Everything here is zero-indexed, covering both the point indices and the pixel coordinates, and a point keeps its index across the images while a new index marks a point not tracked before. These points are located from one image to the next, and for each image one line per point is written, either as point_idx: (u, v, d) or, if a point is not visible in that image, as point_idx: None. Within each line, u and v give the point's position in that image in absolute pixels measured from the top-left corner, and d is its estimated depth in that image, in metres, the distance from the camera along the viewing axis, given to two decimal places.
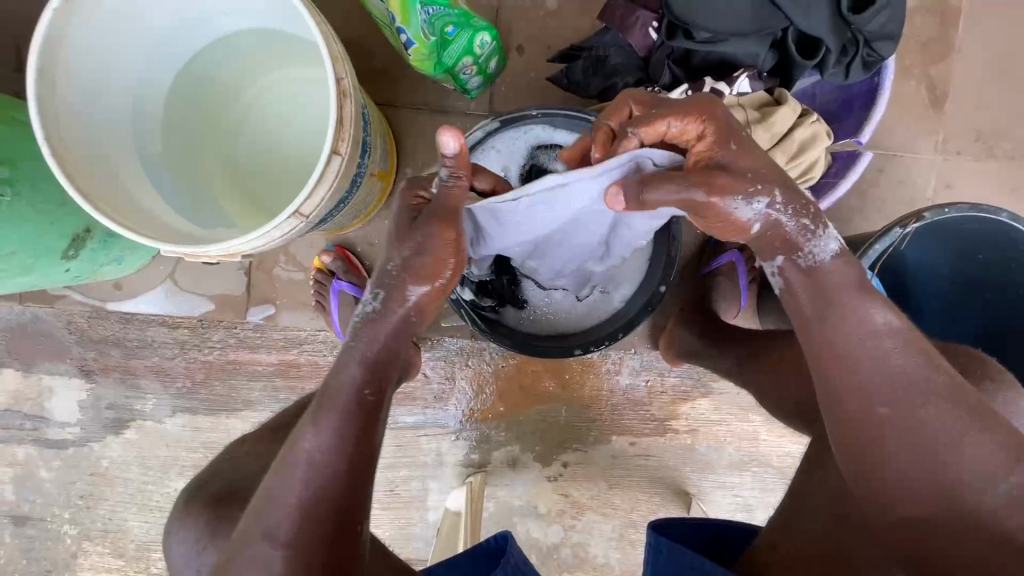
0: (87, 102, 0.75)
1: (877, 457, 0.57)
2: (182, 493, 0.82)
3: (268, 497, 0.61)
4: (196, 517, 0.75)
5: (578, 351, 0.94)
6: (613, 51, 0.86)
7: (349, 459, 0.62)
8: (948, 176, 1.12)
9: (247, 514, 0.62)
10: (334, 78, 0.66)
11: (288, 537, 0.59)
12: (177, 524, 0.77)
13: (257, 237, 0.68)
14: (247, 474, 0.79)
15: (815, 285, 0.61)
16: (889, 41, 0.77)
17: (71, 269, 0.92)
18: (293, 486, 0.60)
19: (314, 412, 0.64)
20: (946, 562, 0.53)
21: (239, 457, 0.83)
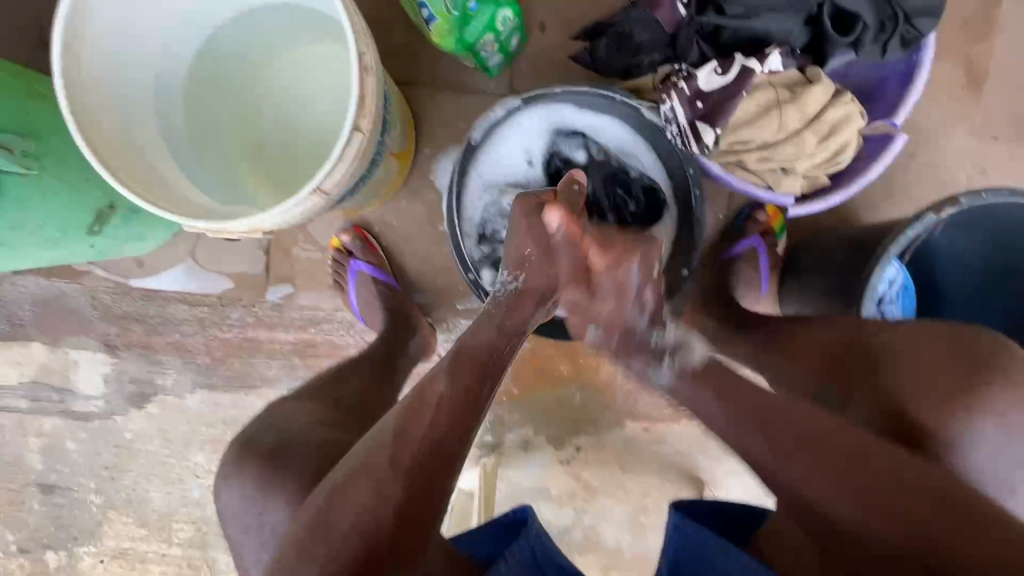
0: (110, 76, 0.74)
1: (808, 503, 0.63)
2: (233, 444, 0.80)
3: (381, 441, 0.62)
4: (250, 469, 0.74)
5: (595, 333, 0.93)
6: (639, 28, 0.81)
7: (465, 405, 0.66)
8: (983, 163, 1.08)
9: (355, 457, 0.63)
10: (356, 51, 0.65)
11: (386, 484, 0.58)
12: (229, 471, 0.76)
13: (279, 212, 0.68)
14: (297, 426, 0.79)
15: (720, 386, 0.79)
16: (930, 18, 0.75)
17: (96, 245, 0.93)
18: (415, 430, 0.63)
19: (451, 371, 0.69)
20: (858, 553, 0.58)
21: (273, 418, 0.82)
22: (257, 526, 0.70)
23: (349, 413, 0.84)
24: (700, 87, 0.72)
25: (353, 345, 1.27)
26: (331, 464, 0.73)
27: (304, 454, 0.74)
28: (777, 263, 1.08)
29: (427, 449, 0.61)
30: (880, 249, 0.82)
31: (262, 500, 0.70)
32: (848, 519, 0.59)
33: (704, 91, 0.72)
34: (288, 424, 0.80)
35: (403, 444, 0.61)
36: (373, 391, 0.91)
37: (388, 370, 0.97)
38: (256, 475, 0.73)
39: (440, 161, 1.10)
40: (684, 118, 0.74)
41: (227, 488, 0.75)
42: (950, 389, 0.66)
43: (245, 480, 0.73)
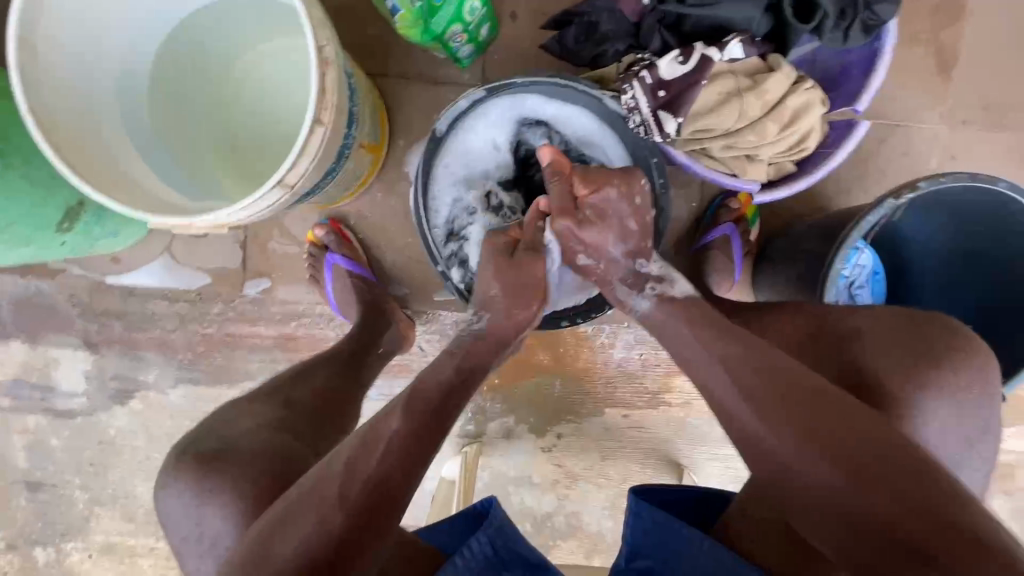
0: (73, 71, 0.74)
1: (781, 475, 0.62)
2: (172, 449, 0.79)
3: (330, 473, 0.64)
4: (188, 473, 0.74)
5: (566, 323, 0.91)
6: (605, 16, 0.81)
7: (413, 445, 0.67)
8: (952, 147, 1.10)
9: (301, 487, 0.64)
10: (313, 43, 0.65)
11: (330, 514, 0.60)
12: (170, 479, 0.75)
13: (242, 208, 0.68)
14: (239, 432, 0.78)
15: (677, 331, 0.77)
16: (890, 4, 0.75)
17: (68, 242, 0.93)
18: (366, 465, 0.63)
19: (406, 412, 0.70)
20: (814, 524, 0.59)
21: (230, 417, 0.82)
22: (196, 532, 0.72)
23: (301, 412, 0.84)
24: (661, 77, 0.72)
25: (334, 338, 1.28)
26: (271, 480, 0.72)
27: (244, 463, 0.74)
28: (751, 250, 1.09)
29: (371, 488, 0.62)
30: (842, 236, 0.82)
31: (198, 510, 0.72)
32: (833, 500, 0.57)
33: (666, 80, 0.72)
34: (232, 428, 0.79)
35: (350, 480, 0.62)
36: (335, 387, 0.91)
37: (356, 363, 0.97)
38: (194, 482, 0.73)
39: (413, 152, 1.10)
40: (646, 108, 0.73)
41: (166, 495, 0.75)
42: (907, 365, 0.68)
43: (182, 489, 0.73)
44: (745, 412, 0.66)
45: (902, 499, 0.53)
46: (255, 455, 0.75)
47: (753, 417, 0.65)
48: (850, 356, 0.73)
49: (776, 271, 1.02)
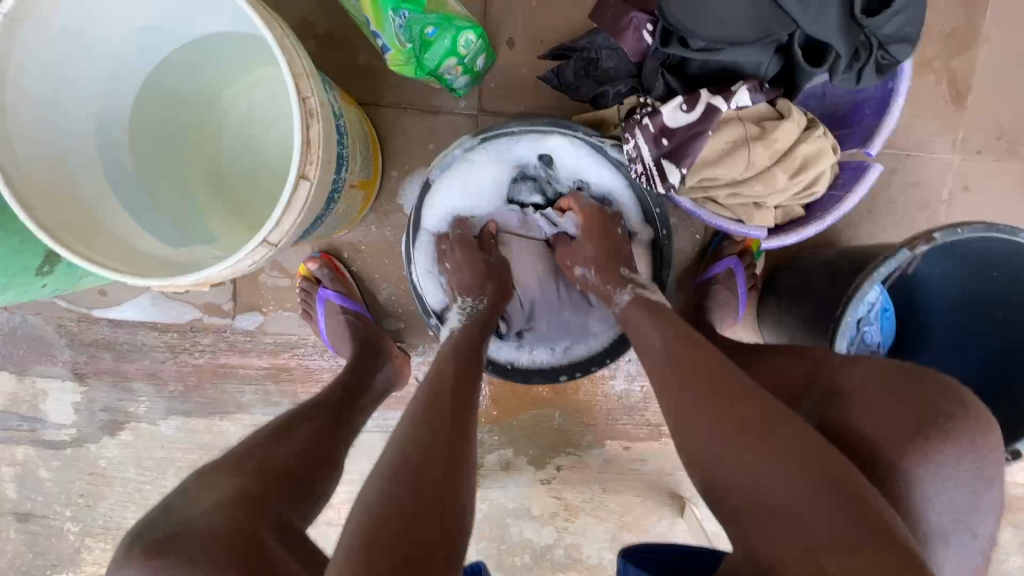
0: (49, 120, 0.69)
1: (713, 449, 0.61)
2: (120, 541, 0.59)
3: (408, 433, 0.63)
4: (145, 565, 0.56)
5: (563, 377, 0.90)
6: (606, 54, 0.79)
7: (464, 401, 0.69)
8: (965, 178, 1.06)
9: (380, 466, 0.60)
10: (297, 96, 0.61)
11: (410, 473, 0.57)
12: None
13: (224, 267, 0.65)
14: (203, 510, 0.60)
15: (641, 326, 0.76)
16: (907, 44, 0.71)
17: (48, 284, 0.90)
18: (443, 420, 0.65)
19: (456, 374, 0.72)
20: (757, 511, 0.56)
21: (189, 487, 0.65)
22: None
23: (282, 477, 0.68)
24: (665, 124, 0.68)
25: (328, 369, 1.25)
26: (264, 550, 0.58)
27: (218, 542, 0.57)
28: (755, 283, 1.06)
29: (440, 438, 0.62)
30: (853, 287, 0.77)
31: None
32: (783, 486, 0.55)
33: (669, 127, 0.68)
34: (191, 502, 0.62)
35: (429, 433, 0.63)
36: (324, 434, 0.78)
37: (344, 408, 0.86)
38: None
39: (408, 183, 1.06)
40: (648, 156, 0.71)
41: None
42: (909, 428, 0.59)
43: None
44: (690, 395, 0.65)
45: (837, 485, 0.54)
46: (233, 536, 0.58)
47: (699, 399, 0.64)
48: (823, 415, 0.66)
49: (781, 308, 0.98)
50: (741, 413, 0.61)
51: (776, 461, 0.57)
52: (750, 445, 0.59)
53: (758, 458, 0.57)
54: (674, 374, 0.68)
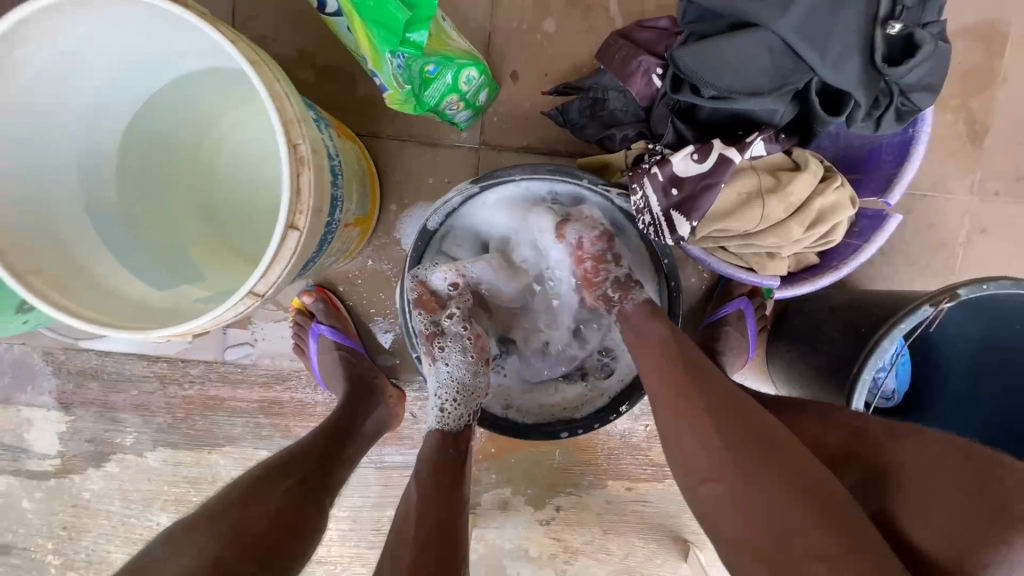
0: (29, 161, 0.66)
1: (710, 492, 0.62)
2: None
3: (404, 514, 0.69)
4: None
5: (564, 434, 0.83)
6: (613, 95, 0.77)
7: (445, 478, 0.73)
8: (983, 220, 1.02)
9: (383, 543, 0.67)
10: (286, 145, 0.58)
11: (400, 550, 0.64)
12: None
13: (208, 320, 0.61)
14: None
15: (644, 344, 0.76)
16: (929, 93, 0.67)
17: (30, 320, 0.86)
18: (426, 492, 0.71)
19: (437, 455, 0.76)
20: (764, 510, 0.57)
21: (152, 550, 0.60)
22: None
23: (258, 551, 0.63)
24: (675, 173, 0.65)
25: (321, 403, 1.21)
26: None
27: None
28: (766, 325, 1.04)
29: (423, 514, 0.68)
30: (873, 343, 0.74)
31: None
32: (779, 489, 0.58)
33: (679, 177, 0.65)
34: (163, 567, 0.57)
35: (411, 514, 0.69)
36: (302, 506, 0.72)
37: (325, 467, 0.80)
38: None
39: (407, 218, 1.03)
40: (656, 207, 0.66)
41: None
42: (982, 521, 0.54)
43: None
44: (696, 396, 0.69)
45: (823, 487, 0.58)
46: None
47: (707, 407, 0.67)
48: (876, 497, 0.62)
49: (793, 353, 0.94)
50: (731, 435, 0.63)
51: (766, 485, 0.59)
52: (746, 446, 0.62)
53: (756, 459, 0.61)
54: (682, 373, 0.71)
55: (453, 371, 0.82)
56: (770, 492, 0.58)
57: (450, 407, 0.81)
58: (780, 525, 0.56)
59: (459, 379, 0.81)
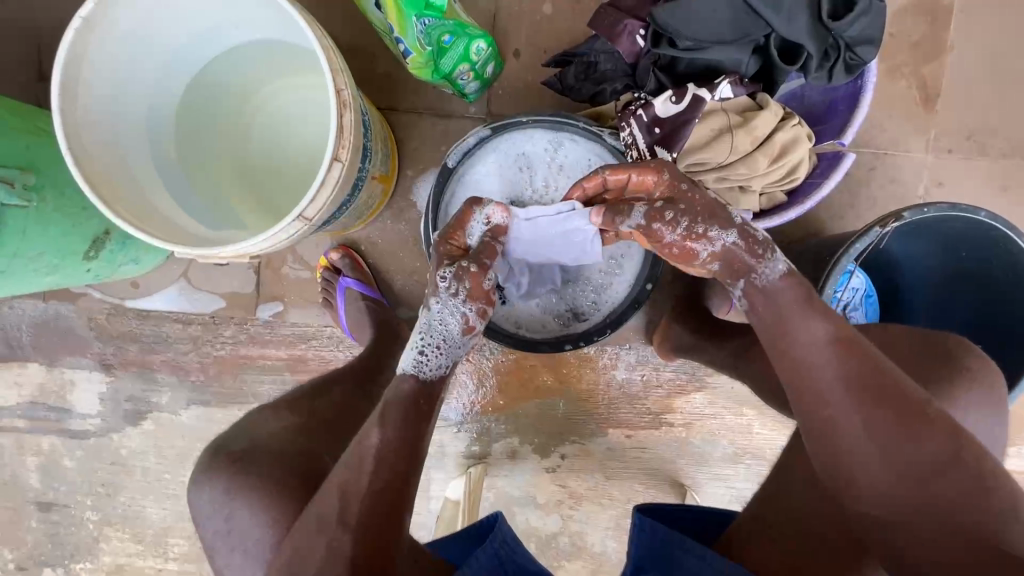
0: (111, 114, 0.79)
1: (842, 456, 0.62)
2: (201, 455, 0.89)
3: (351, 466, 0.71)
4: (219, 476, 0.82)
5: (568, 346, 0.95)
6: (604, 57, 0.89)
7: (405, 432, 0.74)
8: (939, 174, 1.14)
9: (333, 483, 0.71)
10: (332, 89, 0.70)
11: (350, 509, 0.68)
12: (199, 482, 0.84)
13: (264, 239, 0.73)
14: (262, 437, 0.87)
15: (763, 300, 0.71)
16: (871, 46, 0.79)
17: (92, 269, 0.97)
18: (386, 444, 0.72)
19: (394, 418, 0.74)
20: (873, 492, 0.61)
21: (248, 427, 0.90)
22: (221, 530, 0.80)
23: (318, 428, 0.90)
24: (657, 114, 0.78)
25: (342, 360, 1.32)
26: (285, 487, 0.80)
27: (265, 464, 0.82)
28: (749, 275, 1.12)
29: (380, 467, 0.70)
30: (832, 263, 0.85)
31: (226, 508, 0.80)
32: (900, 484, 0.60)
33: (660, 117, 0.79)
34: (254, 433, 0.88)
35: (369, 466, 0.70)
36: (351, 399, 0.96)
37: (371, 376, 1.01)
38: (221, 481, 0.82)
39: (421, 180, 1.15)
40: (642, 144, 0.79)
41: (196, 493, 0.83)
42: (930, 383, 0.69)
43: (211, 487, 0.82)
44: (835, 377, 0.64)
45: (958, 490, 0.58)
46: (275, 463, 0.83)
47: (845, 393, 0.63)
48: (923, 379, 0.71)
49: None
50: (873, 428, 0.61)
51: (893, 476, 0.60)
52: (887, 439, 0.60)
53: (892, 450, 0.60)
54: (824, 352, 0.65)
55: (445, 321, 0.77)
56: (913, 460, 0.59)
57: (429, 355, 0.78)
58: (918, 489, 0.59)
59: (445, 328, 0.77)
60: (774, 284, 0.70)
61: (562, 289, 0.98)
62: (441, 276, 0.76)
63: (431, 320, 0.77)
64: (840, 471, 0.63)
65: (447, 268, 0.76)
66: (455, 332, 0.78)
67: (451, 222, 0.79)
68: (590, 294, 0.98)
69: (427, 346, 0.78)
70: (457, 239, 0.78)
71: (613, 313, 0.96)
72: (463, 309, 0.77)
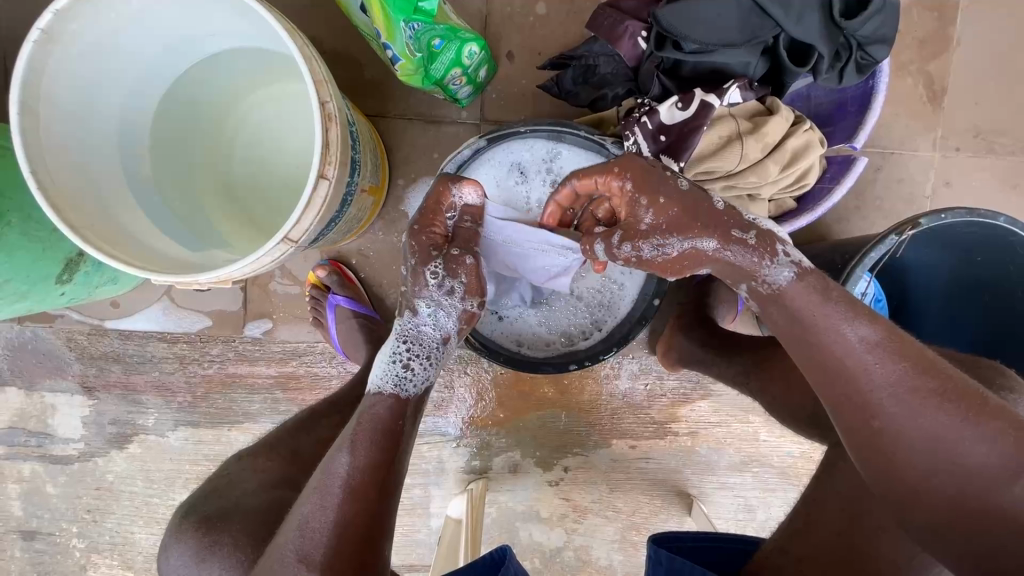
0: (79, 131, 0.73)
1: (890, 463, 0.57)
2: (179, 510, 0.83)
3: (317, 503, 0.65)
4: (190, 535, 0.77)
5: (573, 366, 0.91)
6: (603, 60, 0.85)
7: (371, 454, 0.68)
8: (947, 174, 1.11)
9: (294, 522, 0.66)
10: (317, 102, 0.66)
11: (309, 550, 0.63)
12: (173, 538, 0.79)
13: (248, 263, 0.68)
14: (240, 493, 0.82)
15: (781, 307, 0.63)
16: (884, 45, 0.75)
17: (66, 293, 0.92)
18: (348, 467, 0.67)
19: (356, 446, 0.69)
20: (928, 499, 0.56)
21: (236, 475, 0.86)
22: None
23: (304, 466, 0.88)
24: (662, 121, 0.76)
25: (336, 376, 1.27)
26: (262, 533, 0.75)
27: (240, 524, 0.77)
28: None
29: (348, 499, 0.65)
30: (847, 273, 0.81)
31: (199, 569, 0.74)
32: (962, 487, 0.54)
33: (666, 124, 0.76)
34: (237, 483, 0.84)
35: (327, 499, 0.65)
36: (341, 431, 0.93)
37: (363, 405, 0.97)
38: (195, 544, 0.76)
39: (413, 190, 1.10)
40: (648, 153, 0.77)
41: (167, 557, 0.78)
42: None
43: (184, 543, 0.76)
44: (881, 379, 0.57)
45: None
46: (257, 514, 0.78)
47: (891, 394, 0.56)
48: None
49: None
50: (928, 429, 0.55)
51: (953, 479, 0.54)
52: (944, 440, 0.55)
53: (949, 450, 0.54)
54: (864, 348, 0.58)
55: (438, 322, 0.77)
56: (984, 465, 0.54)
57: (415, 366, 0.76)
58: (984, 495, 0.53)
59: (431, 334, 0.77)
60: (782, 292, 0.63)
61: (564, 308, 0.95)
62: (430, 272, 0.74)
63: (420, 326, 0.77)
64: (889, 478, 0.58)
65: (437, 261, 0.74)
66: (449, 334, 0.78)
67: (423, 207, 0.74)
68: (589, 313, 0.94)
69: (412, 359, 0.76)
70: (439, 225, 0.74)
71: (614, 331, 0.93)
72: (460, 306, 0.76)
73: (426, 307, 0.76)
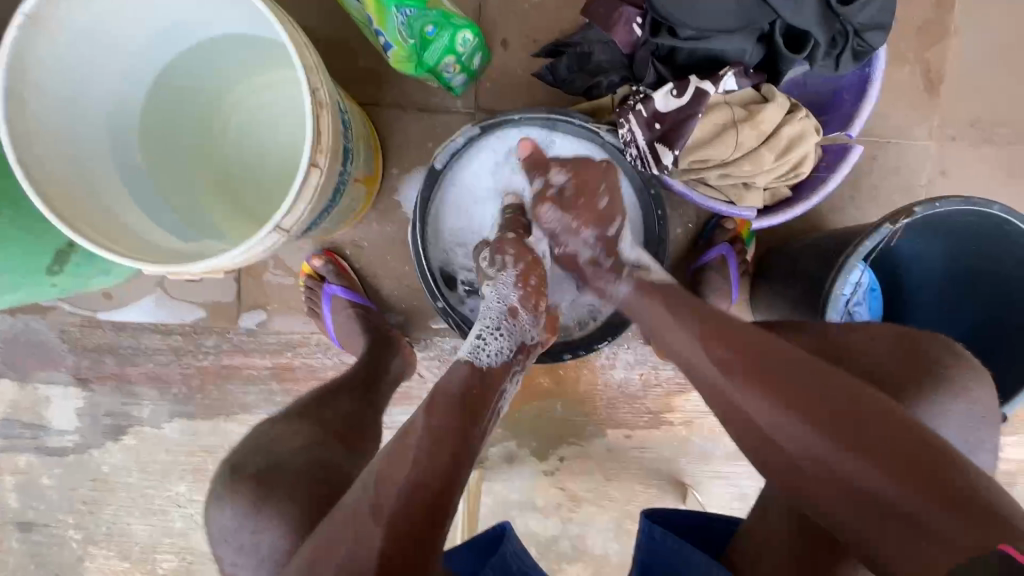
0: (66, 118, 0.73)
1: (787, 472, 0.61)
2: (220, 473, 0.82)
3: (388, 458, 0.65)
4: (243, 489, 0.77)
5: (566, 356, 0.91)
6: (599, 47, 0.84)
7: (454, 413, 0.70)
8: (943, 163, 1.11)
9: (365, 476, 0.65)
10: (309, 89, 0.65)
11: (386, 501, 0.60)
12: (222, 499, 0.78)
13: (242, 251, 0.67)
14: (287, 451, 0.81)
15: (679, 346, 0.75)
16: (881, 31, 0.75)
17: (56, 284, 0.90)
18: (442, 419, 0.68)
19: (437, 405, 0.71)
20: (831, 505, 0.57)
21: (274, 438, 0.85)
22: (246, 548, 0.74)
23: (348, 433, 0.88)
24: (657, 109, 0.76)
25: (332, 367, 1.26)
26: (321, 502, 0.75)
27: (288, 486, 0.77)
28: (748, 269, 1.09)
29: (433, 449, 0.65)
30: (842, 260, 0.82)
31: (251, 523, 0.74)
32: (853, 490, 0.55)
33: (661, 112, 0.76)
34: (283, 443, 0.83)
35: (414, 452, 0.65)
36: (357, 408, 0.92)
37: (372, 386, 0.97)
38: (249, 496, 0.76)
39: (408, 180, 1.09)
40: (642, 140, 0.78)
41: (215, 513, 0.78)
42: (920, 374, 0.69)
43: (236, 500, 0.76)
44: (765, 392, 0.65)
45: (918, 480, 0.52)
46: (304, 474, 0.78)
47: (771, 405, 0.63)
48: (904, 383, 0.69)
49: (774, 290, 1.02)
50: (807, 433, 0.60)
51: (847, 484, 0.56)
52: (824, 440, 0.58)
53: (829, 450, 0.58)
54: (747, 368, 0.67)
55: (501, 294, 0.81)
56: (865, 465, 0.55)
57: (490, 337, 0.79)
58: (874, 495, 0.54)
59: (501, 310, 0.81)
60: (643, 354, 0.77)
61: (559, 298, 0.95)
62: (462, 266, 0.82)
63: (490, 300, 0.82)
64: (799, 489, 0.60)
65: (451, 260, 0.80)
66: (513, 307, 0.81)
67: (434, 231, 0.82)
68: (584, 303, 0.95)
69: (488, 332, 0.80)
70: None
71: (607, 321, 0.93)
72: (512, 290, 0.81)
73: (493, 281, 0.82)
